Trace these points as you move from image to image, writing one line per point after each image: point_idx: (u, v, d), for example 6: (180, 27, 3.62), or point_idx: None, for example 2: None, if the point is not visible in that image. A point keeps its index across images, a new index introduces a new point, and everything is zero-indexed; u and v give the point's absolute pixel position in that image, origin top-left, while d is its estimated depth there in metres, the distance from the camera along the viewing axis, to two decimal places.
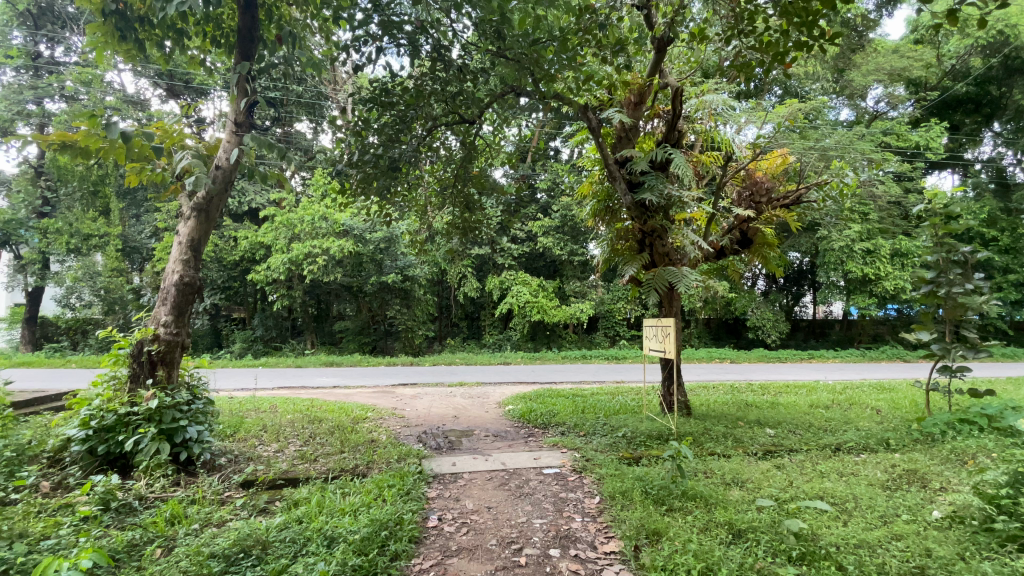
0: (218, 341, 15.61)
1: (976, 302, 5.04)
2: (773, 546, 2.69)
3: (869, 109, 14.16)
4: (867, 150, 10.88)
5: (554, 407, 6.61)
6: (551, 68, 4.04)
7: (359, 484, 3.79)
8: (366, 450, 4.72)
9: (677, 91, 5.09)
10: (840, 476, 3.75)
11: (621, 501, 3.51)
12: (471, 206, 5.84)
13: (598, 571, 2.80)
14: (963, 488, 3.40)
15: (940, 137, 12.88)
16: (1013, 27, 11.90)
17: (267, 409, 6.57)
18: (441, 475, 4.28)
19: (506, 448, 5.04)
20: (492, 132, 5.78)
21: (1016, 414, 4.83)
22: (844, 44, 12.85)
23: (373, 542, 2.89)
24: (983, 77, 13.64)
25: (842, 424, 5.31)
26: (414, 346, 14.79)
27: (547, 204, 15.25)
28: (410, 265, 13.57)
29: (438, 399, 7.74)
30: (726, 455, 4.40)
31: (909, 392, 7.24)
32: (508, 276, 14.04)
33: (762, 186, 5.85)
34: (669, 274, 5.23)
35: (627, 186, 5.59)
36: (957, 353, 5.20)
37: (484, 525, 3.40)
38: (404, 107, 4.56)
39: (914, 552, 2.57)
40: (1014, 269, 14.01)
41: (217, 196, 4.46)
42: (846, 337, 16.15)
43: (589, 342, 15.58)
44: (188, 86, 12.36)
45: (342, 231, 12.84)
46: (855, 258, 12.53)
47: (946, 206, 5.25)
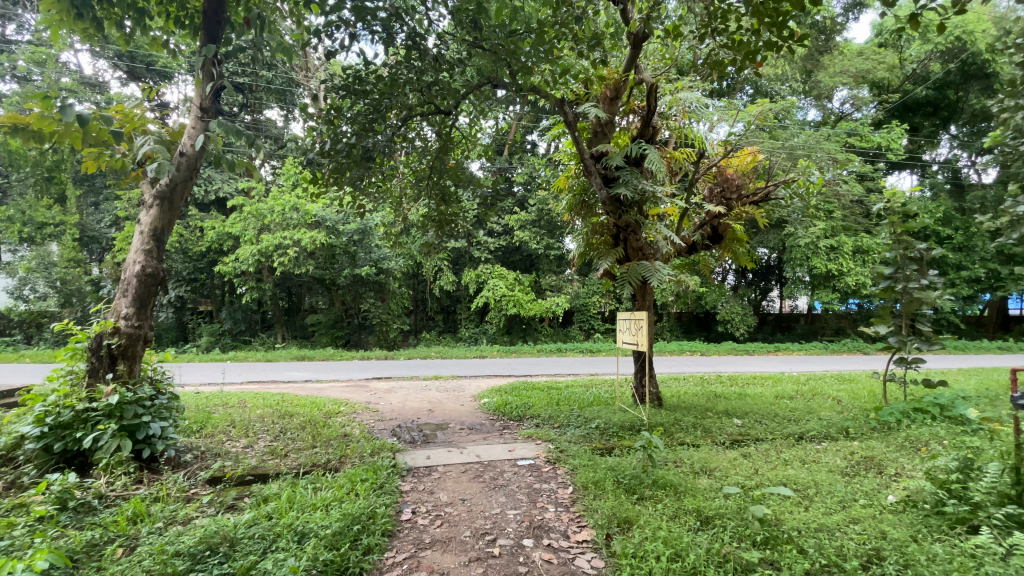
0: (184, 335, 15.17)
1: (930, 297, 5.29)
2: (739, 531, 2.77)
3: (834, 110, 14.51)
4: (833, 150, 11.20)
5: (530, 399, 6.65)
6: (527, 60, 3.99)
7: (331, 479, 3.74)
8: (338, 445, 4.66)
9: (652, 88, 5.14)
10: (803, 463, 3.89)
11: (594, 490, 3.57)
12: (446, 199, 5.80)
13: (570, 560, 2.84)
14: (916, 473, 3.58)
15: (900, 138, 13.31)
16: (970, 33, 12.41)
17: (235, 404, 6.40)
18: (415, 469, 4.27)
19: (481, 441, 5.06)
20: (469, 124, 5.73)
21: (965, 404, 5.10)
22: (813, 46, 13.22)
23: (345, 536, 2.87)
24: (942, 81, 14.21)
25: (806, 413, 5.50)
26: (388, 340, 14.66)
27: (524, 197, 15.30)
28: (385, 258, 13.34)
29: (413, 392, 7.70)
30: (695, 445, 4.52)
31: (868, 382, 7.56)
32: (484, 270, 14.09)
33: (732, 183, 5.99)
34: (643, 269, 5.35)
35: (602, 180, 5.64)
36: (913, 346, 5.44)
37: (458, 517, 3.40)
38: (379, 96, 4.45)
39: (870, 535, 2.69)
40: (967, 266, 14.56)
41: (181, 184, 4.33)
42: (811, 330, 16.73)
43: (565, 336, 15.71)
44: (151, 69, 11.90)
45: (314, 222, 12.57)
46: (819, 254, 12.96)
47: (903, 205, 5.47)
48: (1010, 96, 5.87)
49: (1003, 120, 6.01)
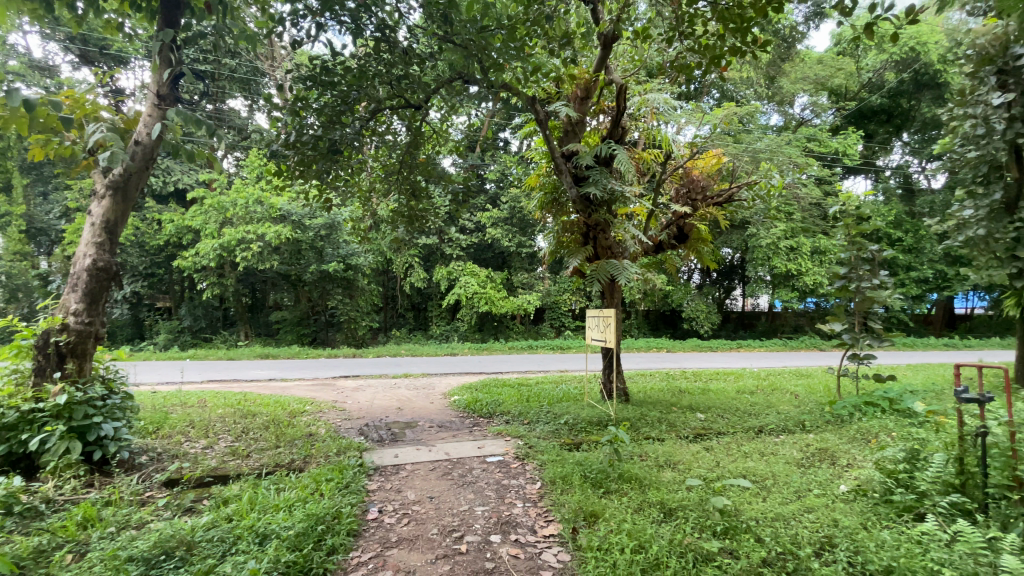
0: (140, 332, 14.55)
1: (881, 296, 5.55)
2: (699, 522, 2.85)
3: (796, 116, 15.02)
4: (795, 154, 11.58)
5: (500, 396, 6.66)
6: (498, 57, 3.97)
7: (295, 479, 3.65)
8: (303, 445, 4.55)
9: (621, 88, 5.22)
10: (762, 456, 4.02)
11: (561, 485, 3.60)
12: (417, 194, 5.74)
13: (537, 555, 2.86)
14: (866, 464, 3.75)
15: (856, 144, 13.87)
16: (922, 45, 13.05)
17: (194, 403, 6.17)
18: (382, 467, 4.21)
19: (450, 438, 5.04)
20: (440, 119, 5.68)
21: (912, 398, 5.37)
22: (776, 53, 13.72)
23: (309, 536, 2.81)
24: (896, 90, 14.89)
25: (765, 407, 5.70)
26: (357, 337, 14.41)
27: (496, 194, 15.30)
28: (353, 254, 13.09)
29: (381, 390, 7.60)
30: (661, 439, 4.62)
31: (823, 377, 7.89)
32: (456, 267, 13.99)
33: (698, 185, 6.13)
34: (612, 267, 5.43)
35: (573, 179, 5.70)
36: (865, 342, 5.69)
37: (425, 515, 3.37)
38: (347, 87, 4.32)
39: (823, 524, 2.81)
40: (916, 267, 15.32)
41: (137, 174, 4.13)
42: (771, 328, 17.33)
43: (536, 333, 15.78)
44: (106, 53, 11.34)
45: (279, 216, 12.24)
46: (780, 255, 13.42)
47: (857, 207, 5.71)
48: (957, 107, 6.20)
49: (951, 128, 6.34)
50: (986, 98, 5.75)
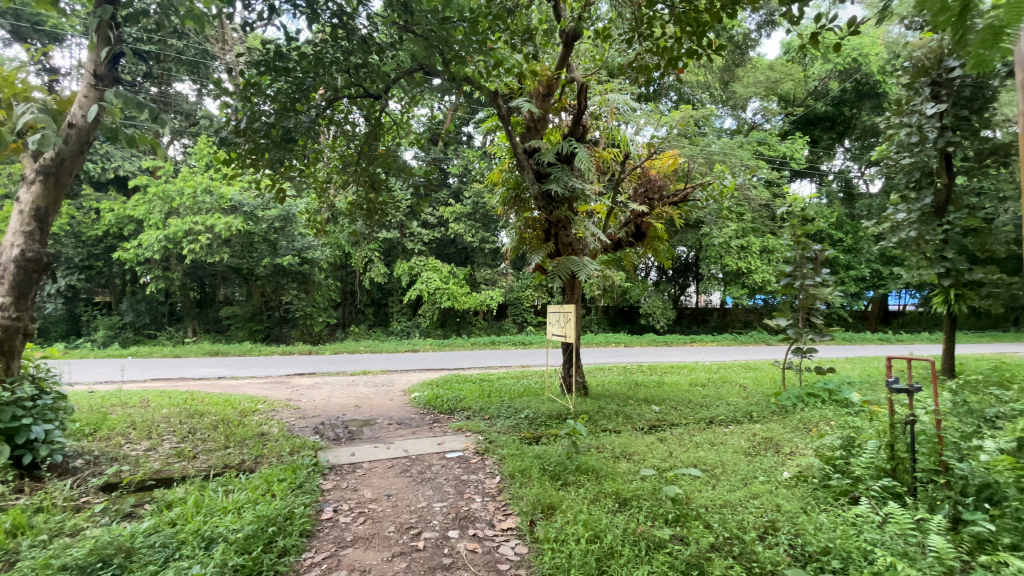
0: (76, 329, 13.66)
1: (823, 293, 5.87)
2: (653, 511, 2.94)
3: (748, 120, 15.57)
4: (746, 158, 11.82)
5: (460, 392, 6.64)
6: (460, 49, 3.93)
7: (244, 480, 3.52)
8: (254, 445, 4.39)
9: (582, 87, 5.29)
10: (712, 445, 4.19)
11: (520, 478, 3.63)
12: (376, 186, 5.62)
13: (495, 549, 2.87)
14: (806, 452, 3.96)
15: (802, 149, 14.54)
16: (864, 56, 13.72)
17: (136, 404, 5.84)
18: (337, 467, 4.11)
19: (409, 435, 4.98)
20: (401, 111, 5.58)
21: (850, 389, 5.70)
22: (730, 59, 14.77)
23: (259, 539, 2.72)
24: (839, 99, 15.72)
25: (716, 399, 5.92)
26: (313, 334, 14.01)
27: (459, 189, 15.17)
28: (309, 247, 12.64)
29: (338, 388, 7.42)
30: (617, 431, 4.72)
31: (770, 370, 8.27)
32: (417, 262, 13.82)
33: (655, 184, 6.26)
34: (572, 263, 5.50)
35: (534, 175, 5.73)
36: (808, 337, 6.00)
37: (382, 513, 3.32)
38: (302, 74, 4.14)
39: (767, 509, 2.95)
40: (855, 266, 16.28)
41: (71, 159, 3.86)
42: (723, 324, 18.04)
43: (498, 329, 15.79)
44: (37, 29, 10.52)
45: (230, 207, 11.70)
46: (731, 253, 13.98)
47: (802, 209, 6.00)
48: (894, 115, 6.60)
49: (888, 136, 6.76)
50: (921, 108, 6.14)
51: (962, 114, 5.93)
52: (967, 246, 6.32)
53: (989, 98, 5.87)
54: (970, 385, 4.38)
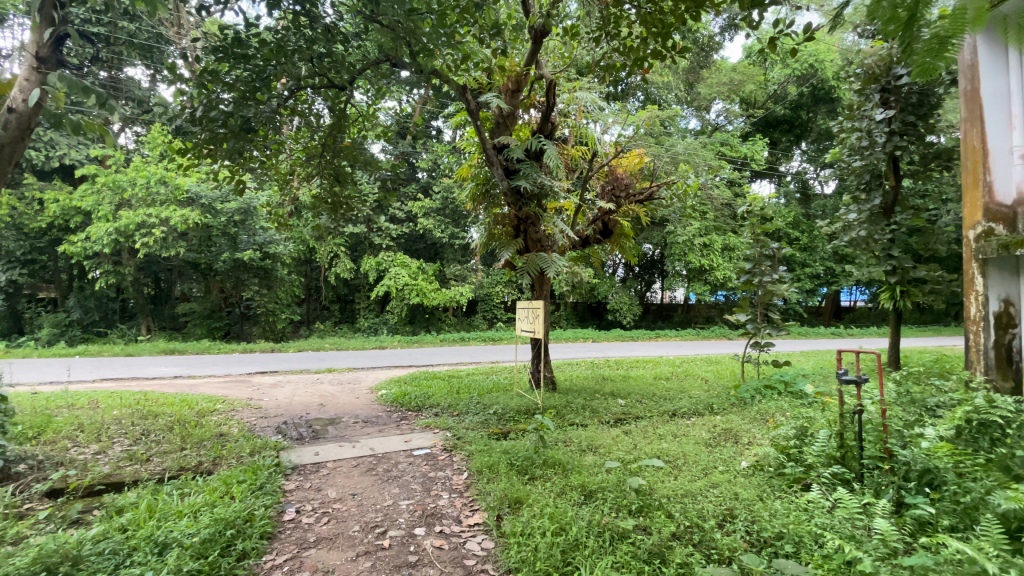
0: (18, 326, 12.89)
1: (779, 289, 6.11)
2: (617, 502, 2.99)
3: (712, 122, 16.01)
4: (709, 158, 12.13)
5: (429, 389, 6.59)
6: (428, 42, 3.88)
7: (202, 482, 3.41)
8: (212, 446, 4.25)
9: (550, 84, 5.31)
10: (675, 437, 4.30)
11: (487, 474, 3.63)
12: (341, 179, 5.50)
13: (461, 545, 2.87)
14: (763, 441, 4.11)
15: (762, 150, 14.99)
16: (820, 62, 14.05)
17: (84, 405, 5.56)
18: (300, 467, 4.01)
19: (376, 433, 4.92)
20: (367, 103, 5.47)
21: (804, 381, 5.95)
22: (693, 61, 14.97)
23: (217, 543, 2.63)
24: (797, 103, 16.30)
25: (679, 392, 6.08)
26: (276, 331, 13.62)
27: (428, 184, 15.00)
28: (271, 242, 12.24)
29: (302, 386, 7.25)
30: (584, 424, 4.79)
31: (730, 364, 8.55)
32: (385, 257, 13.63)
33: (622, 182, 6.34)
34: (541, 260, 5.54)
35: (504, 171, 5.72)
36: (766, 331, 6.20)
37: (347, 513, 3.26)
38: (262, 61, 3.98)
39: (726, 497, 3.04)
40: (810, 264, 16.98)
41: (12, 146, 3.62)
42: (687, 319, 18.53)
43: (468, 325, 15.73)
44: None
45: (186, 199, 11.21)
46: (694, 251, 14.39)
47: (761, 209, 6.20)
48: (847, 119, 6.90)
49: (841, 139, 7.06)
50: (871, 113, 6.43)
51: (909, 119, 6.23)
52: (912, 246, 6.67)
53: (933, 106, 6.20)
54: (914, 375, 4.64)
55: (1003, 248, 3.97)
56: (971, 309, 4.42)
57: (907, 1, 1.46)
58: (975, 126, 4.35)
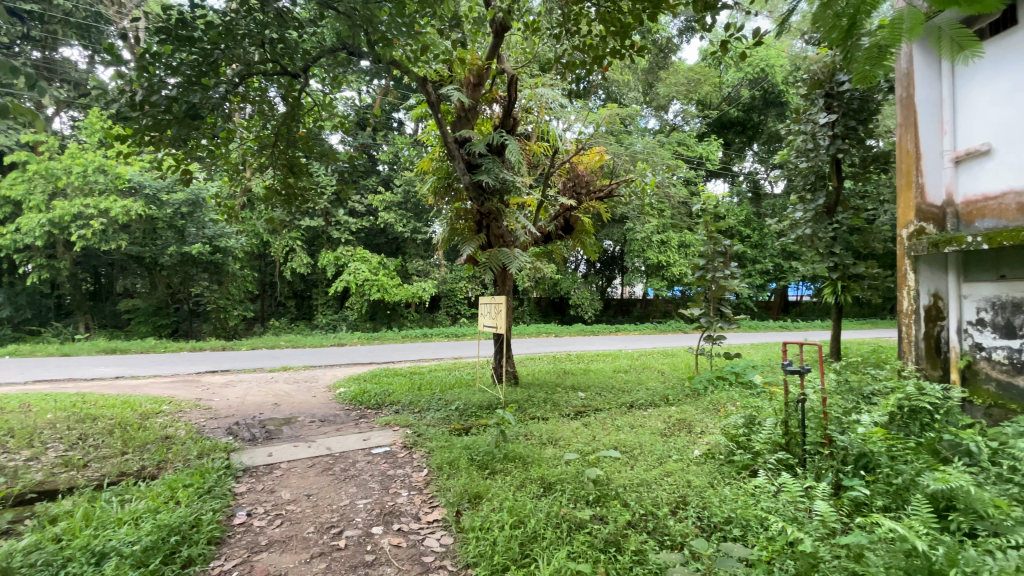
0: None
1: (731, 284, 6.34)
2: (575, 493, 3.04)
3: (669, 121, 16.43)
4: (667, 157, 12.42)
5: (389, 386, 6.49)
6: (386, 31, 3.80)
7: (144, 488, 3.24)
8: (157, 449, 4.04)
9: (512, 79, 5.31)
10: (632, 428, 4.40)
11: (448, 470, 3.61)
12: (296, 170, 5.31)
13: (420, 542, 2.84)
14: (714, 431, 4.27)
15: (717, 151, 15.48)
16: (770, 66, 14.63)
17: (13, 409, 5.17)
18: (252, 468, 3.88)
19: (333, 432, 4.80)
20: (323, 92, 5.31)
21: (753, 372, 6.21)
22: (652, 61, 15.26)
23: (159, 550, 2.51)
24: (749, 106, 16.91)
25: (637, 384, 6.23)
26: (228, 328, 13.07)
27: (389, 177, 14.71)
28: (222, 235, 11.72)
29: (256, 385, 7.01)
30: (545, 418, 4.83)
31: (685, 356, 8.82)
32: (344, 252, 13.31)
33: (582, 179, 6.41)
34: (504, 255, 5.55)
35: (465, 166, 5.68)
36: (718, 325, 6.43)
37: (301, 514, 3.18)
38: (209, 45, 3.78)
39: (679, 485, 3.14)
40: (761, 260, 17.72)
41: None
42: (645, 314, 18.98)
43: (430, 321, 15.56)
44: None
45: (128, 189, 10.59)
46: (652, 247, 14.73)
47: (715, 207, 6.41)
48: (794, 122, 7.22)
49: (788, 141, 7.38)
50: (815, 117, 6.76)
51: (850, 124, 6.56)
52: (853, 243, 7.05)
53: (871, 111, 6.55)
54: (852, 365, 4.93)
55: (932, 246, 4.23)
56: (903, 302, 4.71)
57: (848, 11, 1.59)
58: (908, 131, 4.63)
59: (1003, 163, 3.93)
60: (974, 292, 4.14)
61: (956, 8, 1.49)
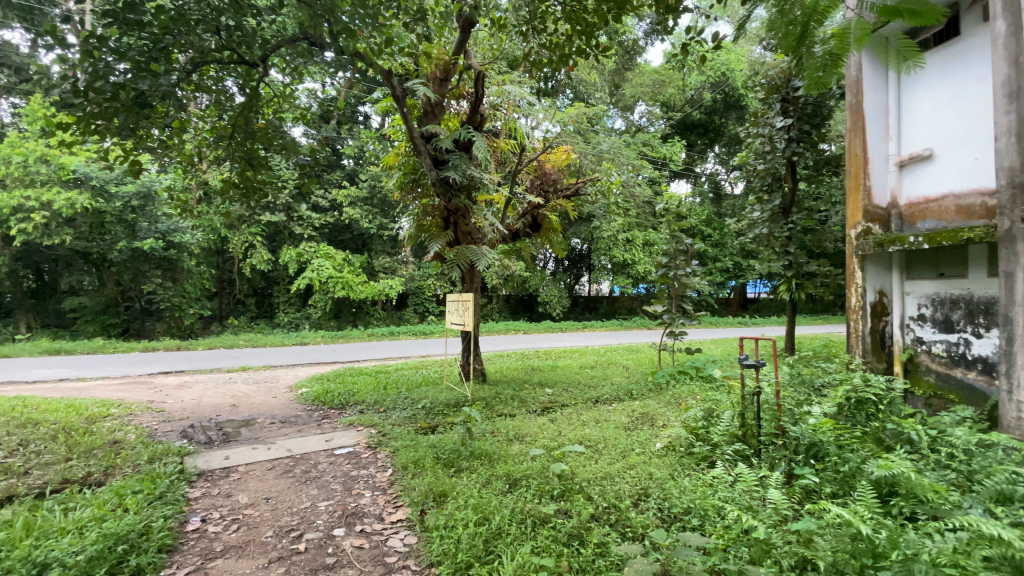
0: None
1: (692, 282, 6.51)
2: (540, 488, 3.07)
3: (635, 122, 16.72)
4: (632, 158, 12.64)
5: (353, 385, 6.38)
6: (349, 21, 3.70)
7: (90, 495, 3.07)
8: (104, 455, 3.84)
9: (478, 75, 5.28)
10: (596, 422, 4.47)
11: (413, 469, 3.58)
12: (254, 163, 5.13)
13: (383, 542, 2.81)
14: (674, 424, 4.38)
15: (680, 152, 15.85)
16: (730, 71, 15.08)
17: None
18: (207, 472, 3.74)
19: (294, 434, 4.67)
20: (283, 83, 5.14)
21: (713, 367, 6.40)
22: (619, 62, 15.46)
23: (105, 560, 2.39)
24: (710, 108, 17.38)
25: (602, 380, 6.33)
26: (184, 327, 12.55)
27: (354, 172, 14.43)
28: (177, 230, 11.23)
29: (213, 386, 6.77)
30: (512, 415, 4.85)
31: (649, 352, 9.01)
32: (307, 248, 12.97)
33: (550, 178, 6.43)
34: (472, 253, 5.52)
35: (432, 161, 5.60)
36: (680, 321, 6.59)
37: (259, 518, 3.08)
38: (160, 30, 3.59)
39: (641, 477, 3.20)
40: (721, 258, 18.28)
41: None
42: (612, 311, 19.28)
43: (398, 319, 15.38)
44: None
45: (73, 181, 10.00)
46: (618, 246, 14.98)
47: (677, 207, 6.55)
48: (752, 125, 7.45)
49: (747, 143, 7.61)
50: (772, 121, 7.00)
51: (804, 128, 6.83)
52: (807, 243, 7.35)
53: (824, 116, 6.83)
54: (805, 359, 5.14)
55: (878, 246, 4.45)
56: (852, 299, 4.94)
57: (800, 19, 1.66)
58: (857, 136, 4.85)
59: (943, 168, 4.16)
60: (915, 289, 4.40)
61: (900, 20, 1.56)
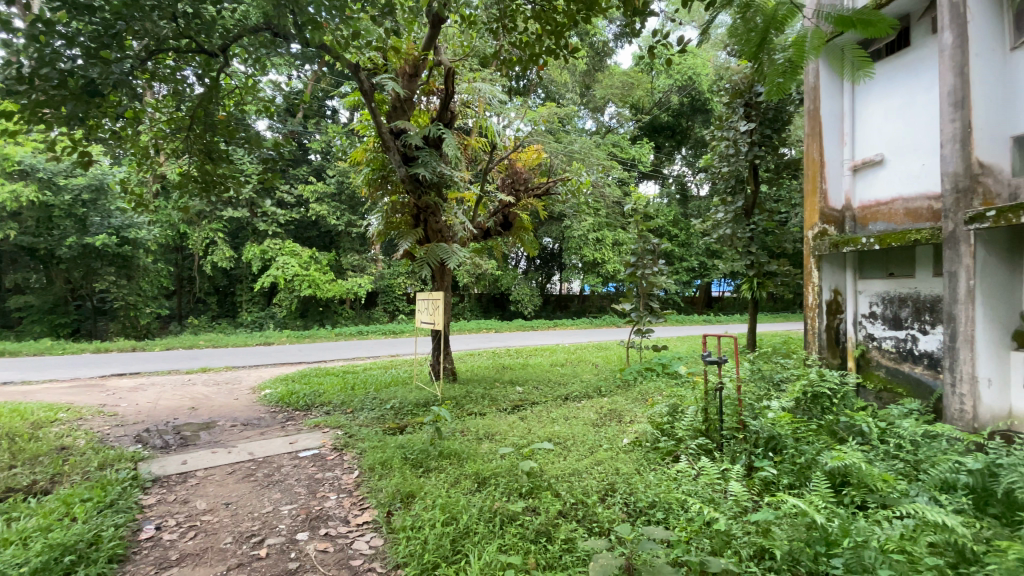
0: None
1: (658, 281, 6.63)
2: (509, 486, 3.07)
3: (605, 123, 16.92)
4: (602, 158, 12.79)
5: (320, 386, 6.24)
6: (316, 13, 3.62)
7: (34, 504, 2.91)
8: (50, 462, 3.64)
9: (449, 71, 5.24)
10: (565, 419, 4.50)
11: (379, 471, 3.53)
12: (214, 157, 4.96)
13: (348, 544, 2.76)
14: (641, 420, 4.46)
15: (648, 153, 16.13)
16: (697, 75, 15.42)
17: None
18: (163, 478, 3.59)
19: (257, 436, 4.54)
20: (246, 74, 4.98)
21: (679, 364, 6.53)
22: (590, 64, 15.59)
23: (51, 572, 2.27)
24: (678, 111, 17.74)
25: (572, 377, 6.38)
26: (139, 327, 12.01)
27: (321, 167, 14.10)
28: (132, 225, 10.74)
29: (171, 388, 6.51)
30: (482, 414, 4.83)
31: (617, 350, 9.14)
32: (271, 246, 12.60)
33: (520, 176, 6.44)
34: (441, 251, 5.48)
35: (401, 158, 5.53)
36: (646, 319, 6.71)
37: (218, 524, 2.99)
38: (111, 15, 3.42)
39: (608, 473, 3.25)
40: (687, 258, 18.71)
41: None
42: (582, 309, 19.46)
43: (367, 318, 15.11)
44: None
45: (17, 172, 9.43)
46: (588, 245, 15.14)
47: (645, 207, 6.66)
48: (717, 128, 7.64)
49: (712, 146, 7.80)
50: (736, 125, 7.20)
51: (766, 132, 7.05)
52: (768, 243, 7.60)
53: (784, 121, 7.06)
54: (765, 355, 5.32)
55: (834, 246, 4.64)
56: (809, 297, 5.14)
57: (760, 26, 1.71)
58: (815, 140, 5.04)
59: (893, 172, 4.37)
60: (867, 287, 4.60)
61: (852, 30, 1.60)
